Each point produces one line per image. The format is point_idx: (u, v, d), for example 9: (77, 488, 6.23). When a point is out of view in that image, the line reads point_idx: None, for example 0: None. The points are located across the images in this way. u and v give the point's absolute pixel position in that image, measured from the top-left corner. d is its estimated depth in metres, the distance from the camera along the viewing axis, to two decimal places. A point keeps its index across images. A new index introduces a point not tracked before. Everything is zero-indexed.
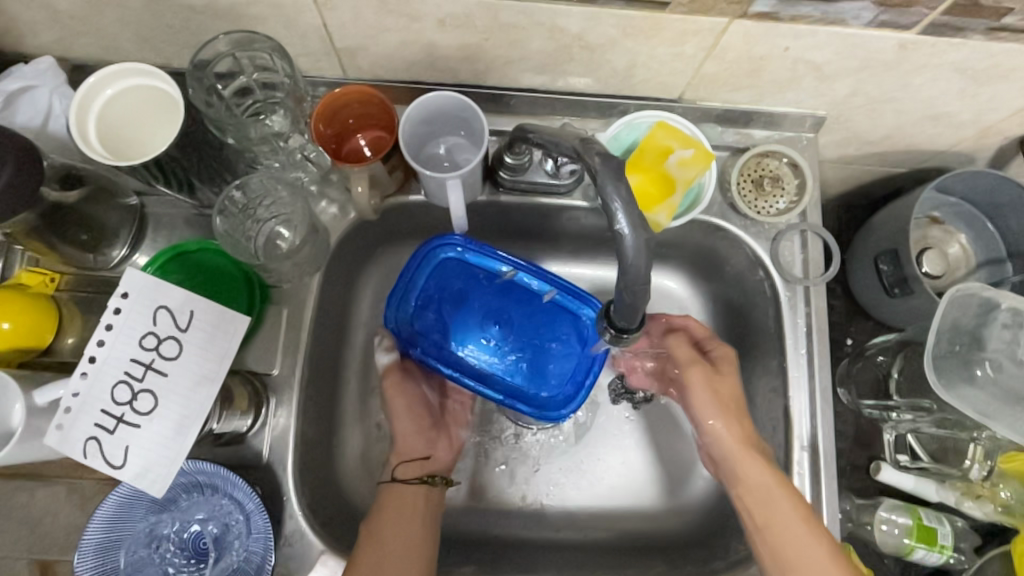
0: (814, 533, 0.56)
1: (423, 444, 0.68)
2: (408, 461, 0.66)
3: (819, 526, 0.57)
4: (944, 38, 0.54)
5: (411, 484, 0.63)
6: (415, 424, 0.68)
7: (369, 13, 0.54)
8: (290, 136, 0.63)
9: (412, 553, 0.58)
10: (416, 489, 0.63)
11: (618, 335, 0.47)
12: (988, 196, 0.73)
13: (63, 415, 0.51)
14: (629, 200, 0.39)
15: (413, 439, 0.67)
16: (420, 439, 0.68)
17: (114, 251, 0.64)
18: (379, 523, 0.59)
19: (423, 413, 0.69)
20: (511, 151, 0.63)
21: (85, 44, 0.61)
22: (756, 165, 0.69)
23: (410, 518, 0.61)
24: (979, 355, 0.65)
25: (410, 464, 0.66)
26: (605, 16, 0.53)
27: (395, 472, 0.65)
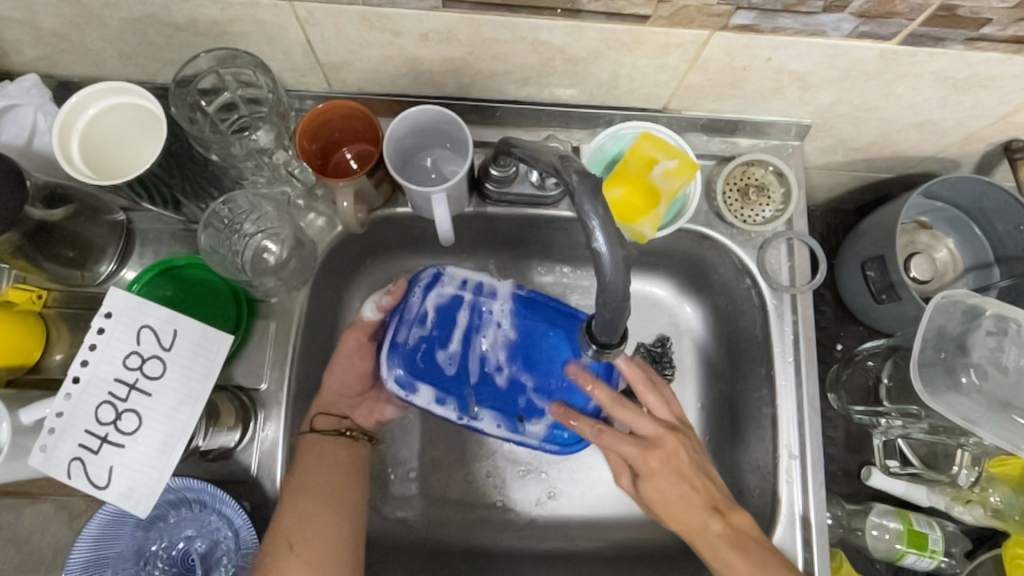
0: None
1: (347, 403, 0.68)
2: (327, 412, 0.66)
3: None
4: (925, 48, 0.54)
5: (330, 438, 0.64)
6: (349, 385, 0.68)
7: (351, 29, 0.54)
8: (275, 151, 0.62)
9: (335, 503, 0.60)
10: (336, 441, 0.64)
11: (601, 350, 0.48)
12: (974, 201, 0.73)
13: (47, 436, 0.52)
14: (605, 217, 0.39)
15: (338, 395, 0.67)
16: (346, 401, 0.68)
17: (101, 267, 0.64)
18: (305, 473, 0.60)
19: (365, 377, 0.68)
20: (497, 164, 0.63)
21: (69, 61, 0.61)
22: (742, 174, 0.69)
23: (332, 470, 0.62)
24: (963, 363, 0.66)
25: (327, 416, 0.65)
26: (586, 29, 0.53)
27: (314, 422, 0.65)
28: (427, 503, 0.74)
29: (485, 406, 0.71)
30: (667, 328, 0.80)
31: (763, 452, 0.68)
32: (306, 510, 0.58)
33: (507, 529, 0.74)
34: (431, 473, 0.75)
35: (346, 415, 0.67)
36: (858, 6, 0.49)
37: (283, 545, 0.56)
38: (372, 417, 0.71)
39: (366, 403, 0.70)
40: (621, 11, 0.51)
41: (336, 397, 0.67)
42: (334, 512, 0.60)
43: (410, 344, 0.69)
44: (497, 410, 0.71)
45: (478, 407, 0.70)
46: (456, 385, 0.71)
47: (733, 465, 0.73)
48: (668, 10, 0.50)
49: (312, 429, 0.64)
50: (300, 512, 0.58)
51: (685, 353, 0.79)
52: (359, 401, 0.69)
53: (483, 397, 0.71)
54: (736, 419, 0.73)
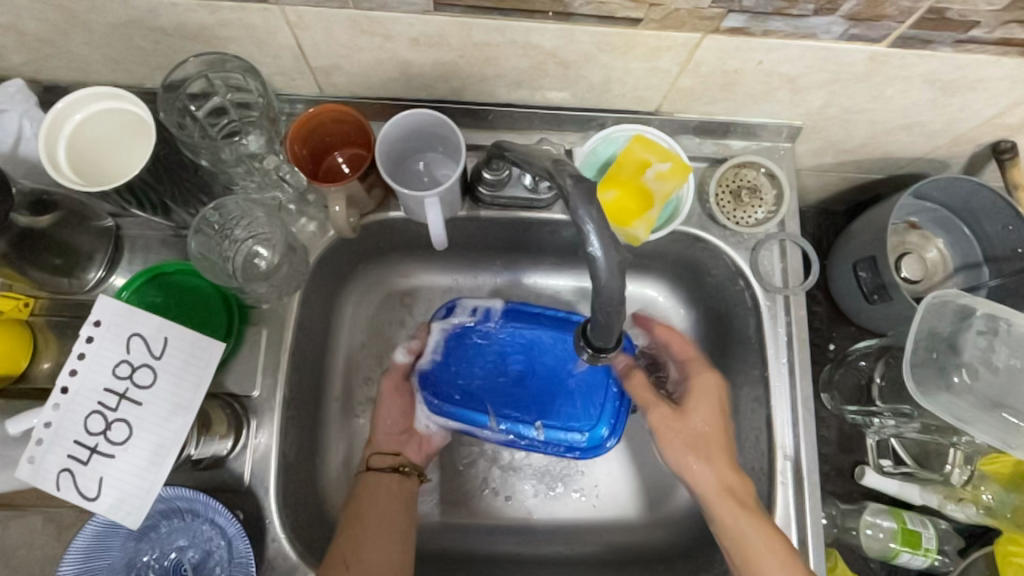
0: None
1: (395, 440, 0.70)
2: (381, 451, 0.68)
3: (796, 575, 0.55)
4: (914, 50, 0.54)
5: (384, 473, 0.66)
6: (394, 423, 0.70)
7: (341, 33, 0.54)
8: (266, 157, 0.61)
9: (388, 528, 0.62)
10: (389, 475, 0.66)
11: (597, 354, 0.48)
12: (963, 202, 0.74)
13: (35, 447, 0.51)
14: (600, 221, 0.39)
15: (387, 436, 0.70)
16: (395, 438, 0.70)
17: (88, 274, 0.64)
18: (361, 506, 0.63)
19: (405, 416, 0.71)
20: (489, 167, 0.63)
21: (55, 66, 0.60)
22: (733, 176, 0.70)
23: (387, 500, 0.64)
24: (954, 362, 0.66)
25: (382, 454, 0.68)
26: (578, 33, 0.53)
27: (370, 461, 0.67)
28: (422, 508, 0.74)
29: (508, 420, 0.70)
30: None
31: (759, 453, 0.68)
32: (359, 535, 0.60)
33: (502, 533, 0.73)
34: (427, 477, 0.75)
35: (398, 452, 0.69)
36: (848, 9, 0.49)
37: (338, 563, 0.57)
38: (423, 452, 0.72)
39: (415, 438, 0.72)
40: (613, 15, 0.51)
41: (387, 436, 0.70)
42: (390, 538, 0.61)
43: (438, 383, 0.71)
44: (518, 423, 0.70)
45: (496, 421, 0.70)
46: (483, 402, 0.70)
47: None
48: (660, 14, 0.51)
49: (368, 467, 0.67)
50: (354, 538, 0.60)
51: None
52: (405, 437, 0.71)
53: (506, 409, 0.70)
54: (730, 421, 0.73)
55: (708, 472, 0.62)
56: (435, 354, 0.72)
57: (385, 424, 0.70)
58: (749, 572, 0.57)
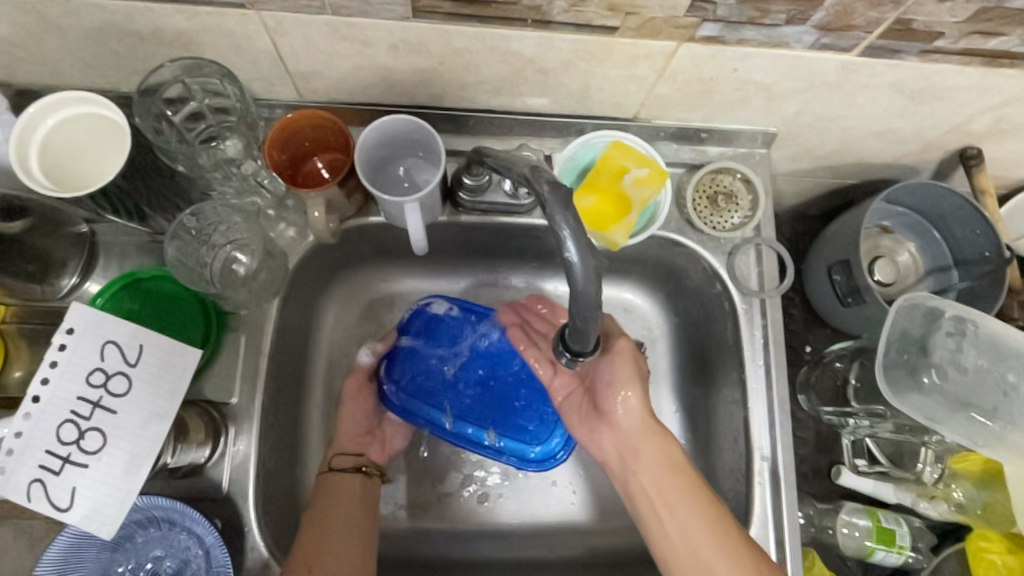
0: (703, 507, 0.57)
1: (358, 442, 0.70)
2: (343, 453, 0.68)
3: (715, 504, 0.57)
4: (883, 60, 0.56)
5: (347, 474, 0.66)
6: (356, 425, 0.70)
7: (321, 38, 0.54)
8: (244, 162, 0.62)
9: (350, 529, 0.61)
10: (351, 476, 0.66)
11: (575, 358, 0.48)
12: (932, 206, 0.76)
13: (4, 458, 0.49)
14: (577, 226, 0.40)
15: (350, 437, 0.70)
16: (358, 440, 0.70)
17: (63, 280, 0.63)
18: (324, 507, 0.62)
19: (367, 418, 0.71)
20: (469, 173, 0.64)
21: (28, 70, 0.59)
22: (711, 181, 0.71)
23: (349, 501, 0.64)
24: (925, 363, 0.68)
25: (344, 455, 0.68)
26: (557, 40, 0.54)
27: (331, 462, 0.67)
28: (404, 514, 0.74)
29: (466, 423, 0.72)
30: (639, 332, 0.82)
31: (737, 455, 0.69)
32: (321, 535, 0.59)
33: (484, 539, 0.73)
34: (409, 483, 0.75)
35: (360, 453, 0.69)
36: (819, 19, 0.50)
37: (301, 565, 0.56)
38: (385, 452, 0.73)
39: (376, 440, 0.72)
40: (590, 22, 0.52)
41: (349, 437, 0.69)
42: (353, 539, 0.61)
43: (402, 379, 0.73)
44: (474, 428, 0.71)
45: (453, 424, 0.72)
46: (443, 403, 0.72)
47: (708, 468, 0.74)
48: (636, 22, 0.51)
49: (330, 468, 0.66)
50: (319, 539, 0.59)
51: (659, 356, 0.81)
52: (368, 439, 0.71)
53: (463, 414, 0.72)
54: (709, 423, 0.74)
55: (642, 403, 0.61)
56: (401, 352, 0.73)
57: (348, 426, 0.70)
58: (673, 507, 0.58)
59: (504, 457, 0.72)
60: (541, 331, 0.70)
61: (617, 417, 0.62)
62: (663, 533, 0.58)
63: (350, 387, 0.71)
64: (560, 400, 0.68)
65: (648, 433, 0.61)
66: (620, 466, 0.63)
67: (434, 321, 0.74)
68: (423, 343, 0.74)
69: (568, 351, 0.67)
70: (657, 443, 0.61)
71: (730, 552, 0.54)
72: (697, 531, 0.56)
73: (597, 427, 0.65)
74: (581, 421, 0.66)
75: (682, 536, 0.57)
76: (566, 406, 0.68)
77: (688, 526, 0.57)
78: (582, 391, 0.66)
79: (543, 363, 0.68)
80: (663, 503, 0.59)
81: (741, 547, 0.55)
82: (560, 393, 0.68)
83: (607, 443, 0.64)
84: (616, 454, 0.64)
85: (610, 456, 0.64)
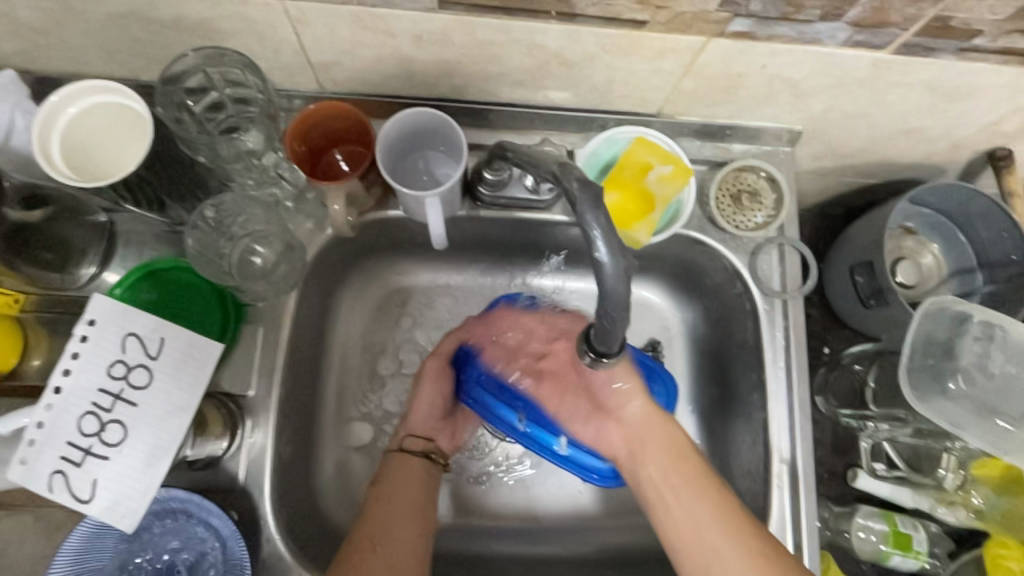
0: (706, 495, 0.56)
1: (430, 426, 0.70)
2: (414, 434, 0.68)
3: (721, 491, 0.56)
4: (916, 58, 0.55)
5: (415, 456, 0.66)
6: (433, 407, 0.70)
7: (344, 29, 0.53)
8: (264, 153, 0.62)
9: (412, 512, 0.61)
10: (419, 461, 0.66)
11: (599, 359, 0.47)
12: (958, 208, 0.74)
13: (26, 449, 0.50)
14: (608, 226, 0.39)
15: (424, 420, 0.69)
16: (432, 423, 0.70)
17: (82, 270, 0.62)
18: (386, 489, 0.62)
19: (443, 403, 0.70)
20: (490, 167, 0.64)
21: (49, 57, 0.59)
22: (734, 180, 0.70)
23: (412, 483, 0.64)
24: (950, 368, 0.67)
25: (415, 437, 0.68)
26: (583, 33, 0.53)
27: (402, 442, 0.67)
28: None
29: (539, 425, 0.66)
30: (657, 331, 0.80)
31: (755, 457, 0.68)
32: (386, 515, 0.59)
33: (499, 536, 0.73)
34: None
35: (430, 437, 0.69)
36: (853, 15, 0.49)
37: (365, 545, 0.56)
38: (455, 441, 0.73)
39: (449, 427, 0.72)
40: (619, 16, 0.51)
41: (422, 420, 0.69)
42: (414, 518, 0.60)
43: (474, 372, 0.69)
44: (546, 431, 0.66)
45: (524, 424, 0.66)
46: (518, 401, 0.66)
47: (723, 468, 0.73)
48: (665, 16, 0.50)
49: (399, 447, 0.67)
50: (384, 519, 0.59)
51: (676, 356, 0.80)
52: (441, 425, 0.71)
53: (540, 415, 0.66)
54: (727, 425, 0.73)
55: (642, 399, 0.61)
56: (478, 346, 0.69)
57: (424, 408, 0.69)
58: (678, 497, 0.57)
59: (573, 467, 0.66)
60: (511, 344, 0.68)
61: (621, 408, 0.61)
62: (668, 519, 0.56)
63: (430, 368, 0.70)
64: (554, 409, 0.65)
65: (655, 424, 0.60)
66: (627, 458, 0.61)
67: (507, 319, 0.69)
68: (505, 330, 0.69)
69: (551, 355, 0.66)
70: (664, 433, 0.60)
71: (733, 531, 0.53)
72: (704, 520, 0.54)
73: (602, 422, 0.63)
74: (585, 420, 0.64)
75: (682, 526, 0.55)
76: (561, 413, 0.65)
77: (693, 513, 0.55)
78: (574, 393, 0.64)
79: (530, 374, 0.66)
80: (670, 491, 0.57)
81: (751, 532, 0.53)
82: (552, 400, 0.65)
83: (614, 435, 0.62)
84: (624, 448, 0.62)
85: (621, 451, 0.62)
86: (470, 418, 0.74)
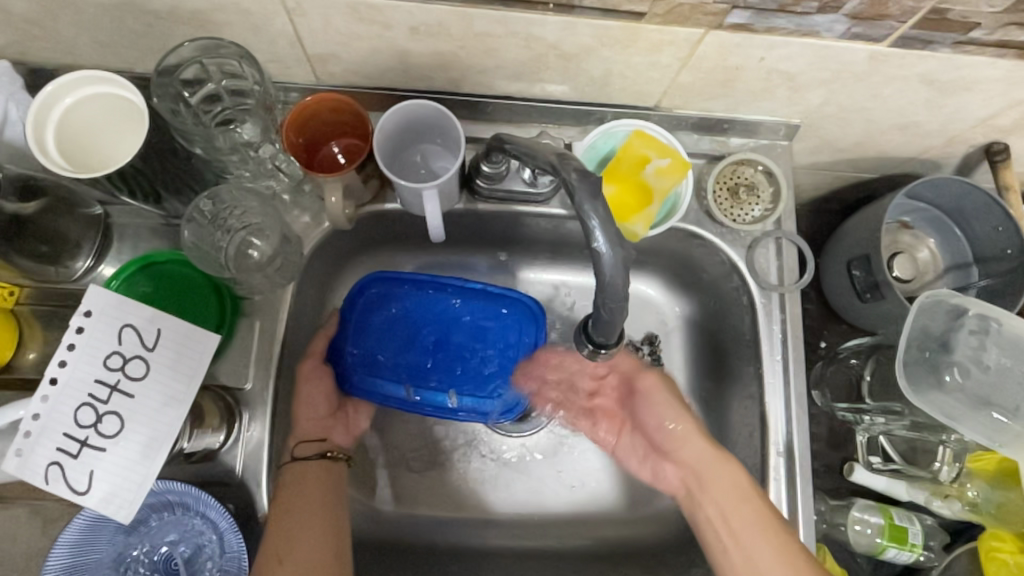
0: (772, 540, 0.56)
1: (320, 427, 0.64)
2: (304, 440, 0.63)
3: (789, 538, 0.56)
4: (913, 51, 0.55)
5: (312, 461, 0.61)
6: (316, 409, 0.65)
7: (341, 21, 0.53)
8: (261, 145, 0.61)
9: (317, 519, 0.58)
10: (317, 463, 0.62)
11: (597, 350, 0.48)
12: (955, 202, 0.74)
13: (22, 440, 0.49)
14: (605, 216, 0.39)
15: (311, 424, 0.64)
16: (320, 424, 0.65)
17: (77, 263, 0.62)
18: (281, 496, 0.58)
19: (329, 400, 0.66)
20: (488, 160, 0.62)
21: (43, 49, 0.59)
22: (731, 173, 0.70)
23: (311, 487, 0.60)
24: (946, 360, 0.67)
25: (307, 442, 0.63)
26: (581, 25, 0.53)
27: (294, 451, 0.62)
28: (418, 503, 0.74)
29: (424, 388, 0.70)
30: (655, 325, 0.81)
31: (752, 450, 0.69)
32: (289, 525, 0.56)
33: (496, 529, 0.73)
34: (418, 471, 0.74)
35: (325, 437, 0.64)
36: (851, 8, 0.49)
37: (272, 559, 0.54)
38: (351, 433, 0.68)
39: (341, 422, 0.67)
40: (616, 7, 0.51)
41: (311, 422, 0.64)
42: (321, 523, 0.58)
43: (355, 357, 0.70)
44: (433, 393, 0.70)
45: (412, 390, 0.70)
46: (399, 372, 0.71)
47: None
48: (663, 8, 0.50)
49: (293, 458, 0.61)
50: (287, 530, 0.56)
51: (673, 350, 0.80)
52: (332, 421, 0.66)
53: (422, 381, 0.71)
54: (723, 419, 0.73)
55: (693, 435, 0.64)
56: (354, 328, 0.71)
57: (307, 410, 0.64)
58: (741, 541, 0.58)
59: (466, 415, 0.70)
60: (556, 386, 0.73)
61: (678, 448, 0.65)
62: (728, 560, 0.58)
63: (304, 370, 0.65)
64: (611, 445, 0.71)
65: (713, 465, 0.62)
66: (687, 497, 0.64)
67: (374, 296, 0.72)
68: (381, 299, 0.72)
69: (602, 391, 0.71)
70: (726, 472, 0.61)
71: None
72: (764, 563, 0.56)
73: (660, 463, 0.67)
74: (642, 460, 0.69)
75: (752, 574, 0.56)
76: (618, 450, 0.71)
77: (755, 556, 0.56)
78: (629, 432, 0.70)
79: (582, 416, 0.73)
80: (734, 534, 0.58)
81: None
82: (609, 437, 0.71)
83: (671, 476, 0.66)
84: (682, 486, 0.65)
85: (679, 490, 0.65)
86: (362, 407, 0.70)
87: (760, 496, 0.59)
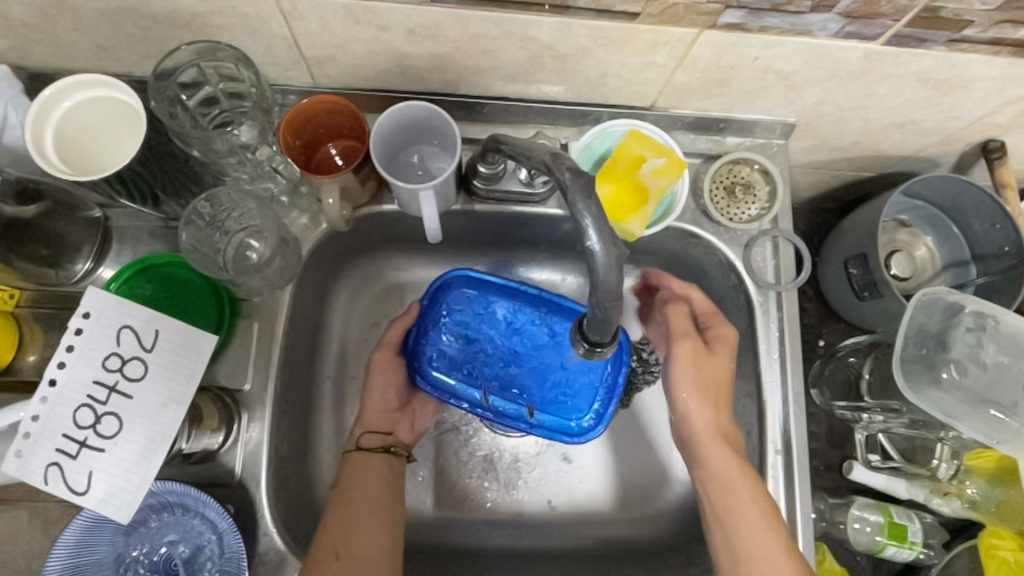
0: (766, 521, 0.58)
1: (387, 421, 0.68)
2: (370, 431, 0.67)
3: (777, 521, 0.58)
4: (908, 49, 0.55)
5: (375, 454, 0.64)
6: (387, 401, 0.68)
7: (336, 23, 0.53)
8: (258, 147, 0.62)
9: (379, 514, 0.60)
10: (381, 458, 0.65)
11: (593, 349, 0.48)
12: (952, 200, 0.74)
13: (22, 441, 0.50)
14: (599, 215, 0.39)
15: (379, 416, 0.68)
16: (387, 417, 0.69)
17: (76, 265, 0.63)
18: (347, 492, 0.61)
19: (397, 394, 0.69)
20: (484, 160, 0.63)
21: (41, 53, 0.59)
22: (727, 172, 0.70)
23: (377, 483, 0.63)
24: (943, 358, 0.67)
25: (372, 434, 0.66)
26: (576, 26, 0.53)
27: (359, 441, 0.66)
28: (415, 502, 0.74)
29: (504, 400, 0.69)
30: None
31: (750, 448, 0.69)
32: (348, 523, 0.59)
33: (495, 527, 0.74)
34: (419, 470, 0.74)
35: (389, 432, 0.68)
36: (844, 6, 0.49)
37: (328, 555, 0.56)
38: (414, 432, 0.72)
39: (406, 417, 0.71)
40: (610, 8, 0.51)
41: (376, 416, 0.68)
42: (381, 517, 0.60)
43: (431, 358, 0.70)
44: (513, 403, 0.69)
45: (489, 401, 0.69)
46: (477, 380, 0.70)
47: None
48: (658, 8, 0.50)
49: (358, 447, 0.65)
50: (344, 527, 0.58)
51: None
52: (399, 416, 0.70)
53: (503, 392, 0.70)
54: None
55: (704, 412, 0.64)
56: (432, 324, 0.71)
57: (377, 403, 0.68)
58: (731, 514, 0.60)
59: (544, 433, 0.67)
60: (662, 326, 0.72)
61: (687, 418, 0.66)
62: (717, 532, 0.61)
63: (378, 362, 0.68)
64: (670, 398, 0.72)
65: (712, 444, 0.63)
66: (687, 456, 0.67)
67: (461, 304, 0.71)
68: (463, 298, 0.72)
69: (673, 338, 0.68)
70: (720, 452, 0.62)
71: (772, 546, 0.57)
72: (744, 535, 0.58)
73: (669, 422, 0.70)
74: None
75: (735, 549, 0.59)
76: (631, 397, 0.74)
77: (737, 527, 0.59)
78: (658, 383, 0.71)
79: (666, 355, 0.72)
80: (728, 510, 0.60)
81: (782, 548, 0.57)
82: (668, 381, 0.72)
83: (675, 434, 0.69)
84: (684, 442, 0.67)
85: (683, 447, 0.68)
86: (428, 406, 0.74)
87: (752, 477, 0.60)
